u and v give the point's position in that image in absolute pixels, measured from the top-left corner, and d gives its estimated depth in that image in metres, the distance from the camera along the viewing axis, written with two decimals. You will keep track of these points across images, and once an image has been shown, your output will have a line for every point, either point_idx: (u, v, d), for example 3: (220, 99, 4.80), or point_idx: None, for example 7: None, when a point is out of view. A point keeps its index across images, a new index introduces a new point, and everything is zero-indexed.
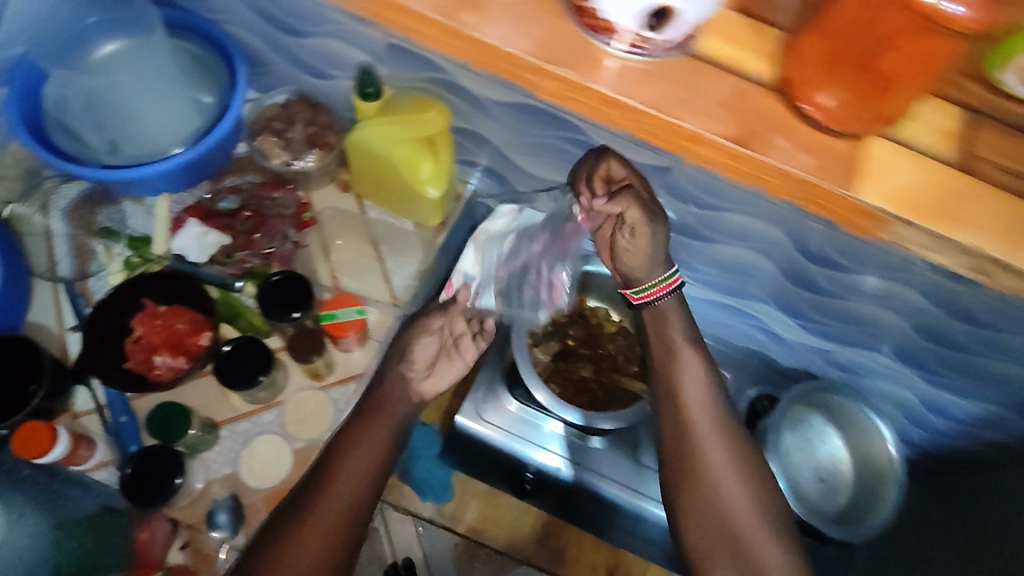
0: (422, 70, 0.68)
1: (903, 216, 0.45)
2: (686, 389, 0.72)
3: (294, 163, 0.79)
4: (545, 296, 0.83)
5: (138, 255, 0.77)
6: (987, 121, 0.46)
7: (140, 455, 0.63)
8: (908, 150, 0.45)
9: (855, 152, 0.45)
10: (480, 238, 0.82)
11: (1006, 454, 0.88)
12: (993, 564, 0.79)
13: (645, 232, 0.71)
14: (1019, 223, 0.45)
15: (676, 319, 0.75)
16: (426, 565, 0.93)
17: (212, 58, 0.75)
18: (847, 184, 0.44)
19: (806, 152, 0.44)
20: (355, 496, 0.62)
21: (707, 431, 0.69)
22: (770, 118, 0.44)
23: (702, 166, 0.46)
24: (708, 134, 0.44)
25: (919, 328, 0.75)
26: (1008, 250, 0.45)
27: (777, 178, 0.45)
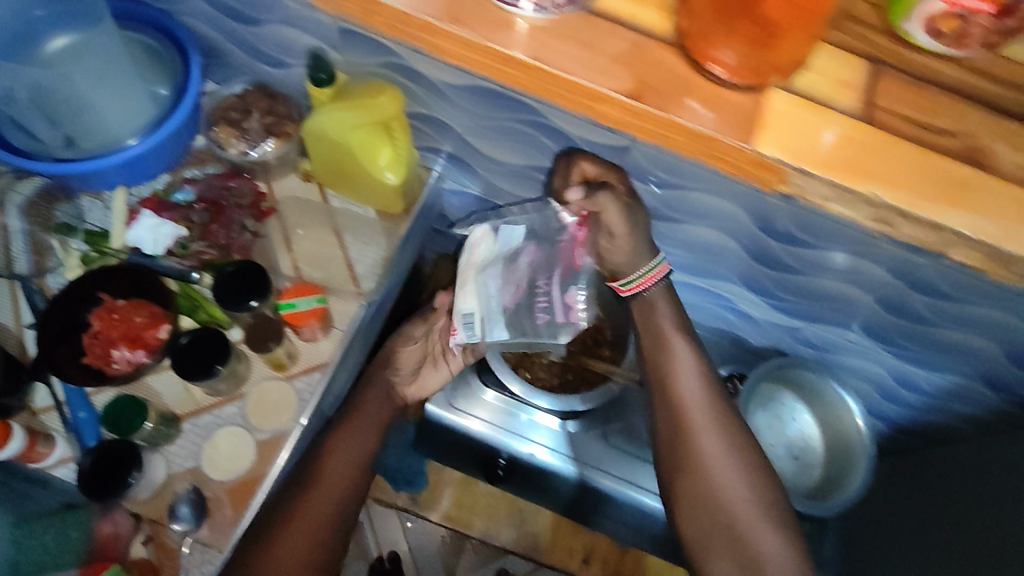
0: (375, 55, 0.66)
1: (800, 164, 0.48)
2: (679, 380, 0.74)
3: (250, 153, 0.78)
4: (556, 316, 0.75)
5: (95, 250, 0.76)
6: (890, 69, 0.48)
7: (98, 448, 0.64)
8: (807, 100, 0.48)
9: (755, 107, 0.48)
10: (465, 266, 0.78)
11: (974, 425, 0.90)
12: (972, 536, 0.81)
13: (625, 228, 0.71)
14: (922, 172, 0.47)
15: (665, 308, 0.77)
16: (413, 555, 1.14)
17: (166, 50, 0.76)
18: (749, 141, 0.48)
19: (708, 108, 0.48)
20: (348, 490, 0.72)
21: (702, 422, 0.72)
22: (671, 74, 0.49)
23: (609, 126, 0.51)
24: (610, 92, 0.48)
25: (881, 302, 0.75)
26: (906, 197, 0.48)
27: (681, 135, 0.49)
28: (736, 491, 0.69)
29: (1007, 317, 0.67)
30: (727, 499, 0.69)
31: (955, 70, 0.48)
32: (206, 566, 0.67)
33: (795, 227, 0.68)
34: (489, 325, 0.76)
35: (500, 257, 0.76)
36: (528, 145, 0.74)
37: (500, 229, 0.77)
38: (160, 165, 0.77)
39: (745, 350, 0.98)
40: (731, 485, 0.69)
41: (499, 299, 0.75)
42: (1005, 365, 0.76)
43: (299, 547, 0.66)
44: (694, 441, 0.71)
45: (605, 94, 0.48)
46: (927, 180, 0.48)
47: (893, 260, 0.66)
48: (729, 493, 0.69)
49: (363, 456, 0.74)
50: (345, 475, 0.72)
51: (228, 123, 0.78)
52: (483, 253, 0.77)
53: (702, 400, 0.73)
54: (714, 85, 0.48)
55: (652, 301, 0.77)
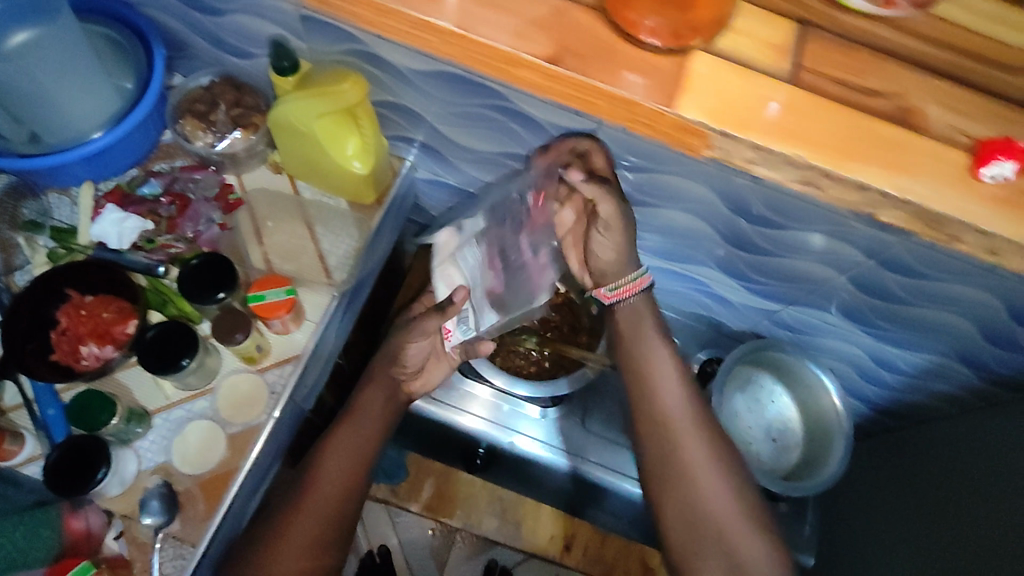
0: (339, 43, 0.66)
1: (723, 126, 0.50)
2: (658, 383, 0.73)
3: (218, 147, 0.77)
4: (535, 283, 0.77)
5: (62, 246, 0.75)
6: (813, 32, 0.53)
7: (65, 443, 0.65)
8: (729, 63, 0.51)
9: (679, 71, 0.51)
10: (439, 267, 0.82)
11: (952, 403, 0.90)
12: (957, 514, 0.81)
13: (615, 236, 0.71)
14: (848, 134, 0.50)
15: (648, 318, 0.75)
16: (402, 551, 1.15)
17: (129, 42, 0.75)
18: (669, 104, 0.50)
19: (633, 74, 0.51)
20: (342, 499, 0.74)
21: (684, 429, 0.71)
22: (592, 40, 0.51)
23: (526, 89, 0.53)
24: (523, 55, 0.51)
25: (854, 282, 0.74)
26: (834, 159, 0.50)
27: (606, 101, 0.51)
28: (717, 500, 0.68)
29: (979, 294, 0.67)
30: (707, 507, 0.69)
31: (887, 30, 0.53)
32: (178, 560, 0.66)
33: (766, 209, 0.67)
34: (478, 312, 0.80)
35: (478, 246, 0.79)
36: (497, 131, 0.73)
37: (466, 225, 0.82)
38: (128, 159, 0.77)
39: (724, 334, 0.98)
40: (713, 493, 0.69)
41: (484, 285, 0.78)
42: (980, 342, 0.76)
43: (293, 556, 0.68)
44: (674, 446, 0.70)
45: (535, 62, 0.51)
46: (855, 143, 0.50)
47: (864, 240, 0.65)
48: (710, 502, 0.68)
49: (358, 457, 0.76)
50: (338, 484, 0.74)
51: (194, 116, 0.77)
52: (461, 250, 0.80)
53: (681, 406, 0.72)
54: (640, 51, 0.51)
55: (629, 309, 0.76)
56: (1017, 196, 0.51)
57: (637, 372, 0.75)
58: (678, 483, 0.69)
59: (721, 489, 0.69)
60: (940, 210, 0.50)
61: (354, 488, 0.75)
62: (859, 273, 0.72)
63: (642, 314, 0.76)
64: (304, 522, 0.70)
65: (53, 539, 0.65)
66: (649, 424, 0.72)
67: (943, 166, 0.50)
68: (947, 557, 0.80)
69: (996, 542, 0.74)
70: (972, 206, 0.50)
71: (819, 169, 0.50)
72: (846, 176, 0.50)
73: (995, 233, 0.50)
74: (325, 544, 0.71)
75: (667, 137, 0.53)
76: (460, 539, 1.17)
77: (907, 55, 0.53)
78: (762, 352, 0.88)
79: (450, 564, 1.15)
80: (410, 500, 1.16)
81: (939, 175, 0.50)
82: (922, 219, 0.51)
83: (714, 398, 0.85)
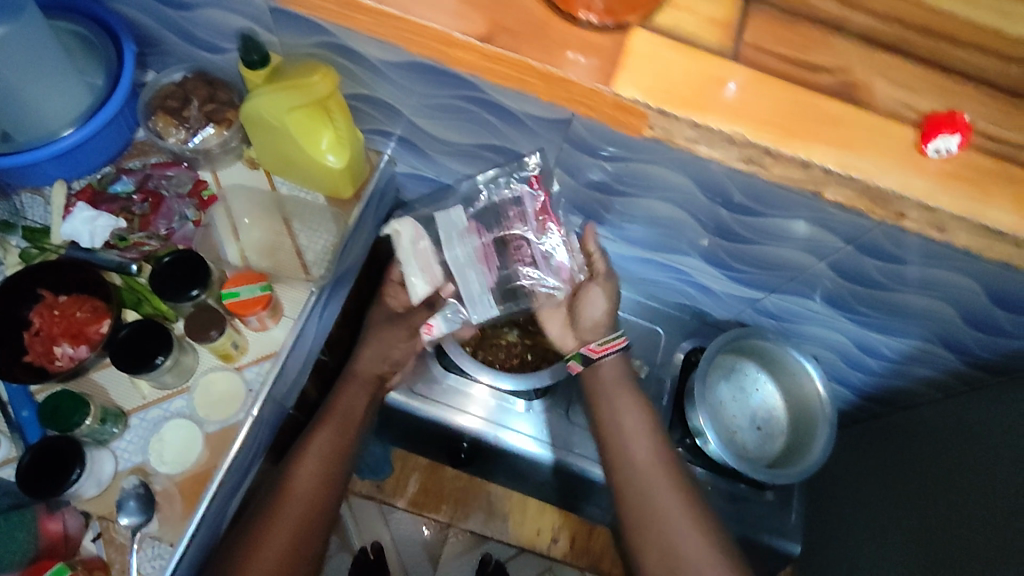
0: (310, 35, 0.65)
1: (655, 102, 0.53)
2: (626, 436, 0.78)
3: (191, 143, 0.76)
4: (549, 277, 0.82)
5: (35, 246, 0.73)
6: (760, 10, 0.56)
7: (39, 445, 0.64)
8: (666, 38, 0.55)
9: (619, 48, 0.55)
10: (411, 264, 0.80)
11: (937, 388, 0.90)
12: (946, 496, 0.80)
13: (601, 292, 0.82)
14: (784, 109, 0.53)
15: (614, 372, 0.84)
16: (394, 546, 1.14)
17: (98, 38, 0.74)
18: (607, 82, 0.54)
19: (580, 54, 0.54)
20: (318, 500, 0.73)
21: (652, 478, 0.75)
22: (537, 22, 0.55)
23: (470, 70, 0.57)
24: (456, 34, 0.55)
25: (835, 269, 0.73)
26: (767, 133, 0.53)
27: (549, 81, 0.55)
28: (686, 539, 0.71)
29: (959, 278, 0.66)
30: (678, 545, 0.71)
31: (828, 5, 0.56)
32: (158, 560, 0.66)
33: (744, 197, 0.65)
34: (473, 305, 0.82)
35: (467, 240, 0.81)
36: (472, 123, 0.71)
37: (437, 220, 0.82)
38: (102, 157, 0.76)
39: (708, 324, 0.97)
40: (682, 534, 0.71)
41: (483, 278, 0.81)
42: (961, 327, 0.75)
43: (271, 557, 0.67)
44: (641, 494, 0.74)
45: (505, 54, 0.54)
46: (791, 119, 0.53)
47: (844, 226, 0.64)
48: (678, 541, 0.71)
49: (339, 457, 0.76)
50: (314, 484, 0.74)
51: (166, 112, 0.76)
52: (444, 244, 0.81)
53: (648, 455, 0.77)
54: (576, 29, 0.55)
55: (603, 368, 0.84)
56: (967, 170, 0.53)
57: (604, 430, 0.80)
58: (646, 529, 0.73)
59: (690, 530, 0.72)
60: (883, 185, 0.53)
61: (331, 491, 0.75)
62: (839, 260, 0.71)
63: (611, 377, 0.83)
64: (282, 527, 0.69)
65: (29, 542, 0.65)
66: (618, 477, 0.77)
67: (887, 142, 0.53)
68: (937, 544, 0.80)
69: (987, 528, 0.73)
70: (911, 177, 0.53)
71: (761, 147, 0.53)
72: (783, 151, 0.53)
73: (938, 208, 0.53)
74: (303, 546, 0.70)
75: (608, 117, 0.56)
76: (453, 535, 1.16)
77: (849, 29, 0.56)
78: (743, 341, 0.88)
79: (443, 560, 1.14)
80: (395, 495, 1.17)
81: (884, 151, 0.53)
82: (867, 197, 0.54)
83: (695, 387, 0.84)
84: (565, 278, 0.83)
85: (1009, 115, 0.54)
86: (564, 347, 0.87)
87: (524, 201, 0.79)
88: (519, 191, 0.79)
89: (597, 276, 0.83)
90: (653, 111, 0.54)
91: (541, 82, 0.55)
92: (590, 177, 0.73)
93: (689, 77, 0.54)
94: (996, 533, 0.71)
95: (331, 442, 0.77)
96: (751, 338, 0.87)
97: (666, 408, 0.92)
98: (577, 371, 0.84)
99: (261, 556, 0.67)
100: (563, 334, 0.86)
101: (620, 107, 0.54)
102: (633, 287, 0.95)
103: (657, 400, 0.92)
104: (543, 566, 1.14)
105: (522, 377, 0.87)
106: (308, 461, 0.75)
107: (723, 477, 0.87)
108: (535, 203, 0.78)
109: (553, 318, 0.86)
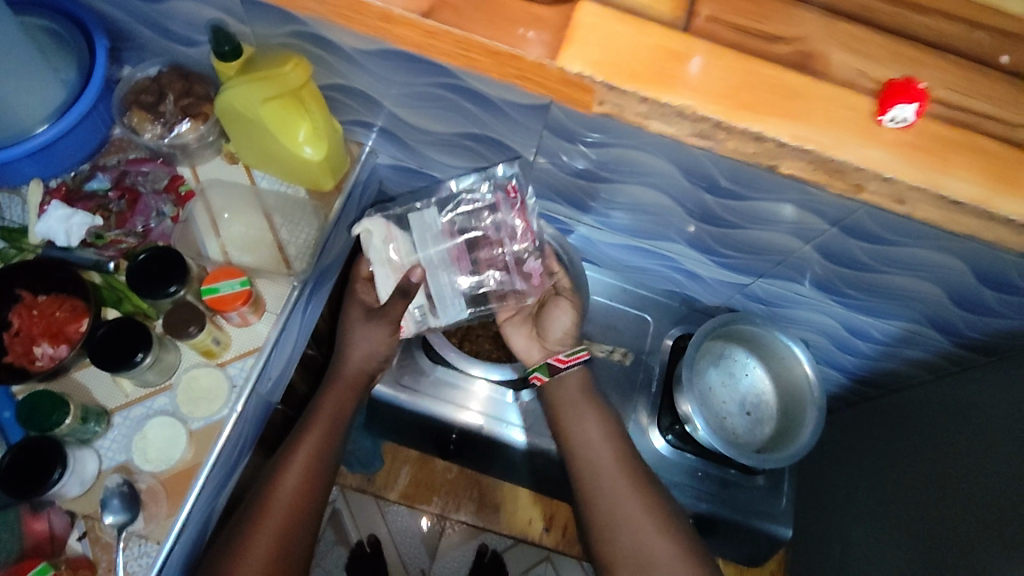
0: (283, 25, 0.64)
1: (598, 74, 0.52)
2: (589, 443, 0.77)
3: (168, 138, 0.75)
4: (519, 284, 0.85)
5: (12, 246, 0.72)
6: None
7: (19, 446, 0.64)
8: (609, 9, 0.54)
9: (567, 22, 0.53)
10: (383, 266, 0.79)
11: (929, 370, 0.89)
12: (937, 477, 0.80)
13: (570, 305, 0.85)
14: (733, 84, 0.52)
15: (577, 383, 0.82)
16: (389, 539, 1.15)
17: (71, 35, 0.73)
18: (552, 58, 0.53)
19: (548, 37, 0.53)
20: (299, 502, 0.71)
21: (615, 487, 0.74)
22: (502, 10, 0.54)
23: (441, 56, 0.56)
24: (397, 10, 0.54)
25: (822, 252, 0.72)
26: (721, 107, 0.52)
27: (520, 64, 0.54)
28: (652, 543, 0.70)
29: (945, 258, 0.66)
30: (656, 549, 0.70)
31: None
32: (144, 558, 0.66)
33: (729, 180, 0.64)
34: (445, 307, 0.81)
35: (443, 243, 0.81)
36: (452, 112, 0.70)
37: (411, 221, 0.81)
38: (79, 155, 0.75)
39: (697, 310, 0.96)
40: (648, 538, 0.71)
41: (457, 280, 0.82)
42: (949, 307, 0.75)
43: (257, 559, 0.66)
44: (606, 503, 0.73)
45: (443, 29, 0.53)
46: (741, 92, 0.52)
47: (830, 209, 0.63)
48: (644, 545, 0.70)
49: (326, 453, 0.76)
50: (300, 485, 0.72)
51: (141, 108, 0.75)
52: (418, 244, 0.80)
53: (612, 464, 0.76)
54: (527, 5, 0.54)
55: (568, 380, 0.82)
56: (926, 141, 0.53)
57: (568, 443, 0.79)
58: (611, 537, 0.72)
59: (655, 535, 0.71)
60: (839, 158, 0.52)
61: (313, 492, 0.73)
62: (825, 242, 0.70)
63: (574, 391, 0.82)
64: (266, 530, 0.68)
65: (13, 542, 0.64)
66: (582, 490, 0.76)
67: (845, 113, 0.53)
68: (929, 525, 0.79)
69: (981, 509, 0.72)
70: (867, 150, 0.52)
71: (711, 120, 0.52)
72: (736, 123, 0.52)
73: (894, 178, 0.52)
74: (291, 547, 0.69)
75: (555, 92, 0.55)
76: (450, 527, 1.16)
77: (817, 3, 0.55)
78: (731, 326, 0.87)
79: (441, 551, 1.15)
80: (384, 488, 1.15)
81: (842, 122, 0.52)
82: (826, 168, 0.54)
83: (683, 374, 0.83)
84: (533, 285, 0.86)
85: (977, 85, 0.54)
86: (530, 359, 0.86)
87: (501, 207, 0.81)
88: (495, 198, 0.81)
89: (563, 292, 0.85)
90: (600, 85, 0.52)
91: (495, 58, 0.54)
92: (577, 165, 0.72)
93: (639, 50, 0.53)
94: (990, 514, 0.71)
95: (317, 443, 0.75)
96: (741, 323, 0.86)
97: (655, 395, 0.91)
98: (542, 383, 0.83)
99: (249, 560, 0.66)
100: (528, 346, 0.86)
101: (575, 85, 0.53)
102: (620, 275, 0.95)
103: (645, 387, 0.92)
104: (540, 555, 1.16)
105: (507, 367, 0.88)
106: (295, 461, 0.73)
107: (710, 462, 0.88)
108: (513, 212, 0.80)
109: (518, 330, 0.87)
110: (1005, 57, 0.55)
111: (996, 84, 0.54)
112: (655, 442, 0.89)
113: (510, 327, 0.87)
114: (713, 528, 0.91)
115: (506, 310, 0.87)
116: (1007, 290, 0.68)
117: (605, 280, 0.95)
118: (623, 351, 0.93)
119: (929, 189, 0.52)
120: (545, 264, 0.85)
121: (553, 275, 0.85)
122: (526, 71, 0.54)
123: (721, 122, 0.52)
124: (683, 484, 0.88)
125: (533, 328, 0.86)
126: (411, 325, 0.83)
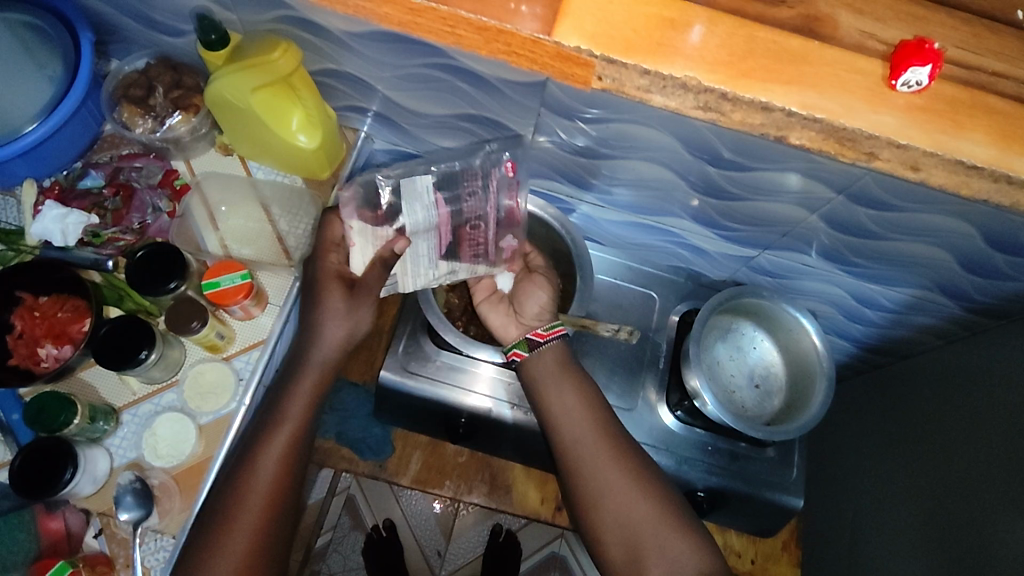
0: (269, 10, 0.63)
1: (597, 50, 0.51)
2: (594, 426, 0.75)
3: (160, 132, 0.75)
4: (494, 256, 0.84)
5: (11, 248, 0.72)
6: None
7: (29, 447, 0.64)
8: None
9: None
10: (365, 236, 0.74)
11: (942, 337, 0.88)
12: (950, 443, 0.80)
13: (546, 283, 0.84)
14: (731, 56, 0.51)
15: (552, 356, 0.78)
16: (404, 520, 1.18)
17: (54, 29, 0.70)
18: (547, 32, 0.51)
19: (545, 13, 0.51)
20: (275, 491, 0.66)
21: (619, 469, 0.72)
22: None
23: (430, 36, 0.53)
24: None
25: (829, 222, 0.71)
26: (721, 78, 0.50)
27: (525, 44, 0.52)
28: (648, 519, 0.70)
29: (955, 223, 0.65)
30: (662, 528, 0.70)
31: None
32: (161, 552, 0.67)
33: (732, 151, 0.63)
34: (415, 270, 0.79)
35: (433, 213, 0.76)
36: (449, 93, 0.69)
37: (402, 186, 0.76)
38: (70, 153, 0.75)
39: (703, 286, 0.96)
40: (637, 506, 0.71)
41: (433, 251, 0.79)
42: (959, 272, 0.74)
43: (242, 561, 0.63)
44: (602, 481, 0.72)
45: (429, 6, 0.51)
46: (740, 62, 0.51)
47: (835, 176, 0.62)
48: (633, 517, 0.70)
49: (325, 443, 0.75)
50: (282, 478, 0.67)
51: (131, 102, 0.74)
52: (405, 210, 0.75)
53: (613, 442, 0.74)
54: None
55: (545, 355, 0.78)
56: (936, 103, 0.52)
57: (550, 418, 0.76)
58: (594, 503, 0.71)
59: (661, 517, 0.70)
60: (850, 125, 0.51)
61: (289, 481, 0.67)
62: (831, 212, 0.69)
63: (552, 364, 0.78)
64: (243, 526, 0.63)
65: (31, 541, 0.67)
66: (566, 463, 0.74)
67: (852, 77, 0.52)
68: (943, 488, 0.79)
69: (995, 471, 0.72)
70: (878, 116, 0.51)
71: (714, 90, 0.51)
72: (741, 93, 0.50)
73: (909, 145, 0.51)
74: (268, 545, 0.64)
75: (551, 70, 0.53)
76: (464, 508, 1.19)
77: None
78: (738, 300, 0.87)
79: (456, 532, 1.18)
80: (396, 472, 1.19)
81: (849, 87, 0.51)
82: (835, 137, 0.52)
83: (690, 350, 0.82)
84: (503, 257, 0.85)
85: (986, 41, 0.53)
86: (507, 337, 0.82)
87: (494, 184, 0.78)
88: (491, 173, 0.78)
89: (535, 269, 0.85)
90: (597, 59, 0.51)
91: (483, 35, 0.52)
92: (578, 142, 0.70)
93: (634, 20, 0.52)
94: (1006, 479, 0.71)
95: (297, 433, 0.69)
96: (748, 296, 0.86)
97: (663, 371, 0.91)
98: (520, 359, 0.78)
99: (226, 549, 0.62)
100: (506, 323, 0.83)
101: (570, 58, 0.51)
102: (624, 250, 0.95)
103: (653, 364, 0.91)
104: (554, 532, 1.21)
105: (496, 347, 0.81)
106: (274, 447, 0.67)
107: (718, 435, 0.88)
108: (503, 192, 0.79)
109: (495, 310, 0.84)
110: (1020, 13, 0.54)
111: (1007, 41, 0.53)
112: (664, 418, 0.89)
113: (486, 306, 0.84)
114: (724, 502, 0.91)
115: (483, 288, 0.86)
116: (1018, 253, 0.67)
117: (609, 259, 0.95)
118: (631, 330, 0.88)
119: (943, 155, 0.51)
120: (520, 244, 0.85)
121: (525, 256, 0.87)
122: (531, 52, 0.52)
123: (730, 95, 0.51)
124: (694, 459, 0.88)
125: (509, 306, 0.84)
126: (384, 291, 0.79)
